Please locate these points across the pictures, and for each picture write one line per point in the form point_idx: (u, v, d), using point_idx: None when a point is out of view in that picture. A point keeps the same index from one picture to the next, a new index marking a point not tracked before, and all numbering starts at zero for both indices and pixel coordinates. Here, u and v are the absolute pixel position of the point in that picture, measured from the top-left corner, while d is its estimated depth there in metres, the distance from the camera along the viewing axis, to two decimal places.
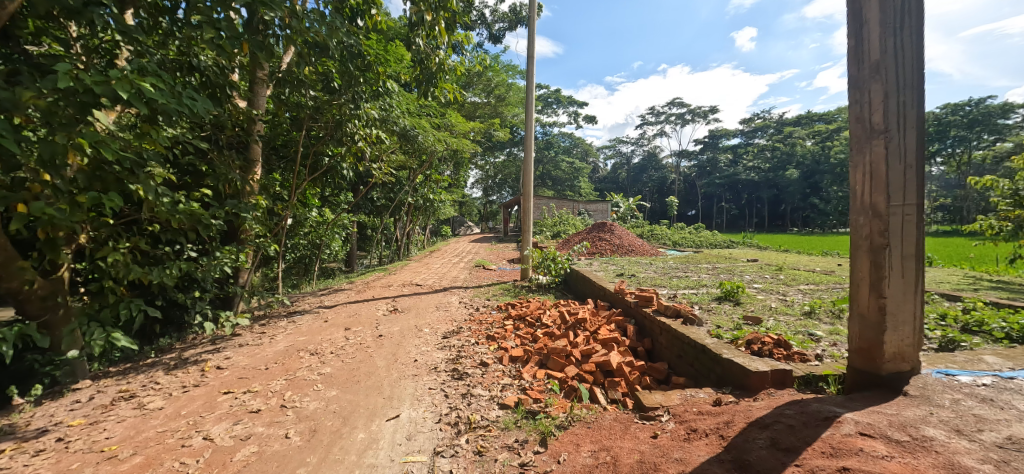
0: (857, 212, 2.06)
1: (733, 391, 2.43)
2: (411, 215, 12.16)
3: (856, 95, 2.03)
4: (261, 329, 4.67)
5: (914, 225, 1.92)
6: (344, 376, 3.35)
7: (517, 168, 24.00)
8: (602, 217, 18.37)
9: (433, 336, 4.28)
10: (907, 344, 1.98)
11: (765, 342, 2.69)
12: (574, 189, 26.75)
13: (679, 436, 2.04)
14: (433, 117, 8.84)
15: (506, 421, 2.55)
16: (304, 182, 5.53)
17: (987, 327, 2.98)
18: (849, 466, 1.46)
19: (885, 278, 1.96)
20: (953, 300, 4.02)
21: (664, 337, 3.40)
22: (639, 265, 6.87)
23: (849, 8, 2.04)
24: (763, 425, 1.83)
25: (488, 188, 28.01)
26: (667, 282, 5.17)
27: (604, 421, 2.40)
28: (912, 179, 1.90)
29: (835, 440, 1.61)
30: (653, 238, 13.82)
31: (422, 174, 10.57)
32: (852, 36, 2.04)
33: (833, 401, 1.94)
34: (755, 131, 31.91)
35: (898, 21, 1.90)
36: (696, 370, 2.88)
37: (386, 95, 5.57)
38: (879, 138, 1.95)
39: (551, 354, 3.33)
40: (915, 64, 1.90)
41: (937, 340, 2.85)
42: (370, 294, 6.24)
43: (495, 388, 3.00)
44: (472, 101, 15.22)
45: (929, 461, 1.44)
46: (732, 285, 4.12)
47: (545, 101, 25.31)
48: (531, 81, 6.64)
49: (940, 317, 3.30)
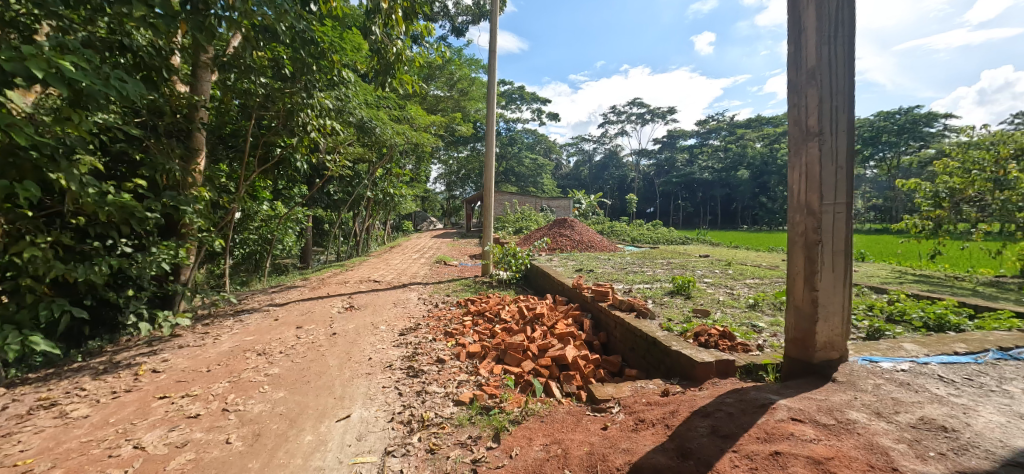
0: (794, 210, 2.18)
1: (681, 382, 2.51)
2: (371, 210, 11.84)
3: (795, 100, 2.15)
4: (204, 329, 4.39)
5: (843, 223, 2.05)
6: (293, 376, 3.21)
7: (481, 164, 23.88)
8: (563, 213, 18.62)
9: (390, 333, 4.19)
10: (836, 334, 2.13)
11: (712, 334, 2.81)
12: (537, 186, 26.98)
13: (627, 426, 2.09)
14: (392, 109, 8.61)
15: (459, 417, 2.53)
16: (254, 173, 5.23)
17: (907, 316, 3.25)
18: (781, 450, 1.54)
19: (817, 272, 2.08)
20: (880, 292, 4.36)
21: (618, 330, 3.48)
22: (598, 261, 6.99)
23: (789, 15, 2.14)
24: (705, 414, 1.91)
25: (451, 183, 27.68)
26: (624, 277, 5.30)
27: (557, 415, 2.42)
28: (843, 180, 2.03)
29: (769, 426, 1.70)
30: (613, 234, 14.19)
31: (381, 167, 10.30)
32: (792, 43, 2.15)
33: (770, 389, 2.05)
34: (711, 133, 33.26)
35: (832, 31, 2.00)
36: (647, 362, 2.97)
37: (342, 85, 5.37)
38: (813, 140, 2.06)
39: (508, 349, 3.35)
40: (846, 72, 2.01)
41: (865, 330, 3.08)
42: (326, 291, 6.02)
43: (451, 384, 2.97)
44: (434, 94, 14.95)
45: (850, 443, 1.54)
46: (684, 280, 4.26)
47: (509, 97, 25.27)
48: (493, 75, 6.59)
49: (868, 308, 3.57)
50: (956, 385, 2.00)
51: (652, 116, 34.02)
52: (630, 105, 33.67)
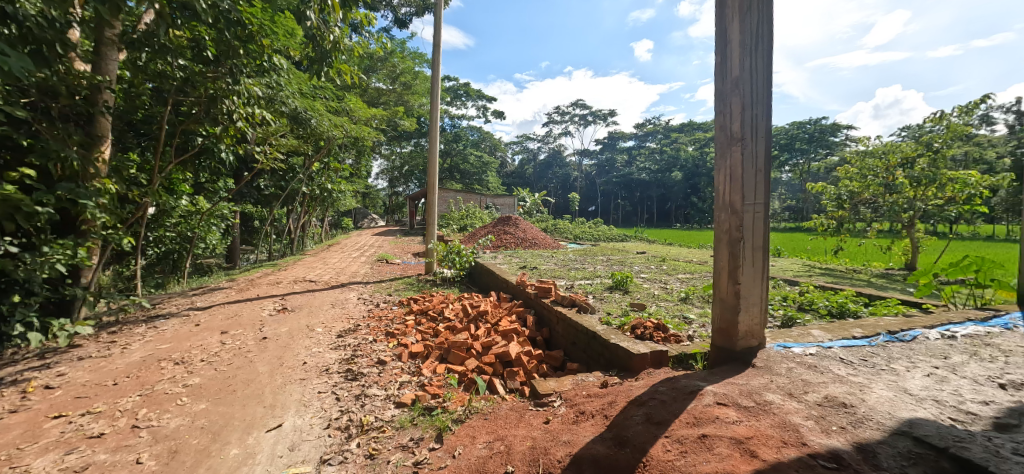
0: (720, 209, 2.33)
1: (618, 373, 2.62)
2: (307, 206, 11.18)
3: (721, 107, 2.30)
4: (110, 338, 3.91)
5: (761, 221, 2.23)
6: (217, 386, 2.95)
7: (425, 160, 23.36)
8: (508, 211, 18.76)
9: (327, 335, 3.99)
10: (755, 323, 2.32)
11: (647, 327, 2.95)
12: (483, 183, 26.92)
13: (568, 418, 2.15)
14: (330, 100, 8.18)
15: (401, 419, 2.47)
16: (170, 164, 4.74)
17: (815, 305, 3.63)
18: (708, 433, 1.65)
19: (740, 267, 2.25)
20: (792, 284, 4.84)
21: (560, 326, 3.56)
22: (542, 258, 7.12)
23: (716, 26, 2.27)
24: (640, 402, 2.00)
25: (394, 179, 26.83)
26: (566, 273, 5.44)
27: (500, 411, 2.43)
28: (761, 182, 2.21)
29: (697, 411, 1.81)
30: (557, 232, 14.51)
31: (318, 161, 9.77)
32: (718, 54, 2.30)
33: (698, 376, 2.19)
34: (648, 135, 35.01)
35: (753, 43, 2.16)
36: (588, 355, 3.07)
37: (273, 70, 5.01)
38: (737, 145, 2.21)
39: (451, 347, 3.32)
40: (764, 82, 2.19)
41: (780, 318, 3.39)
42: (256, 292, 5.60)
43: (392, 386, 2.90)
44: (376, 86, 14.38)
45: (767, 422, 1.68)
46: (622, 275, 4.45)
47: (455, 93, 24.93)
48: (437, 69, 6.47)
49: (783, 298, 3.93)
50: (854, 366, 2.26)
51: (595, 118, 35.15)
52: (574, 106, 34.54)
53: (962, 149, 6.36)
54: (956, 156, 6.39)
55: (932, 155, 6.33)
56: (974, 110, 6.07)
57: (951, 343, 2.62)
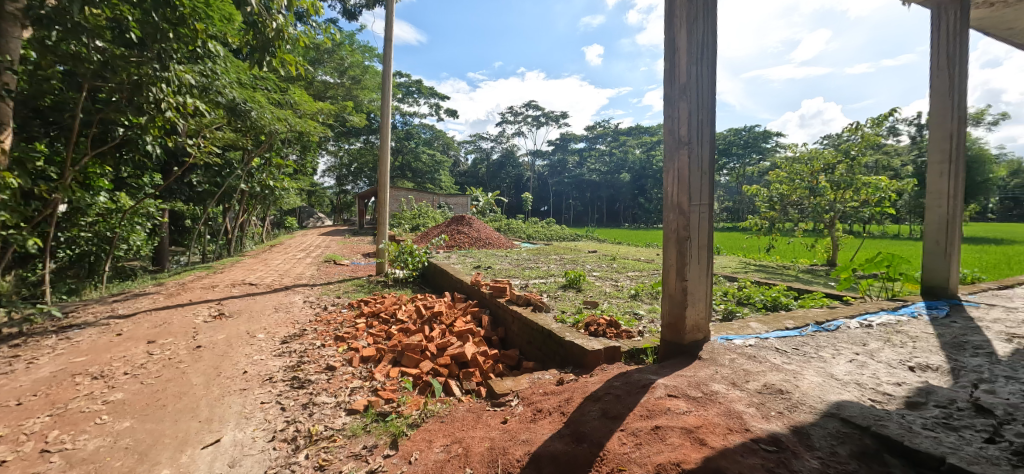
0: (668, 210, 2.44)
1: (574, 370, 2.67)
2: (245, 204, 10.46)
3: (669, 111, 2.40)
4: (11, 352, 3.44)
5: (706, 221, 2.36)
6: (143, 401, 2.68)
7: (374, 157, 22.58)
8: (462, 210, 18.58)
9: (270, 342, 3.75)
10: (700, 317, 2.45)
11: (600, 324, 3.04)
12: (436, 182, 26.45)
13: (526, 417, 2.16)
14: (271, 91, 7.69)
15: (353, 427, 2.37)
16: (85, 156, 4.26)
17: (752, 299, 3.90)
18: (660, 424, 1.72)
19: (687, 264, 2.37)
20: (731, 280, 5.17)
21: (516, 325, 3.58)
22: (496, 257, 7.12)
23: (665, 34, 2.38)
24: (596, 398, 2.05)
25: (341, 177, 25.74)
26: (521, 272, 5.48)
27: (457, 413, 2.41)
28: (706, 183, 2.34)
29: (650, 403, 1.89)
30: (510, 231, 14.57)
31: (258, 156, 9.16)
32: (667, 61, 2.40)
33: (650, 370, 2.28)
34: (599, 138, 36.09)
35: (699, 53, 2.29)
36: (543, 353, 3.11)
37: (206, 56, 4.63)
38: (684, 149, 2.32)
39: (405, 350, 3.25)
40: (709, 90, 2.32)
41: (721, 313, 3.62)
42: (188, 297, 5.16)
43: (343, 393, 2.79)
44: (322, 79, 13.72)
45: (714, 411, 1.78)
46: (575, 274, 4.55)
47: (406, 90, 24.33)
48: (389, 65, 6.27)
49: (724, 294, 4.20)
50: (787, 355, 2.45)
51: (547, 119, 35.69)
52: (527, 107, 34.89)
53: (873, 157, 7.09)
54: (868, 163, 7.11)
55: (848, 161, 7.00)
56: (883, 122, 6.79)
57: (866, 331, 2.92)
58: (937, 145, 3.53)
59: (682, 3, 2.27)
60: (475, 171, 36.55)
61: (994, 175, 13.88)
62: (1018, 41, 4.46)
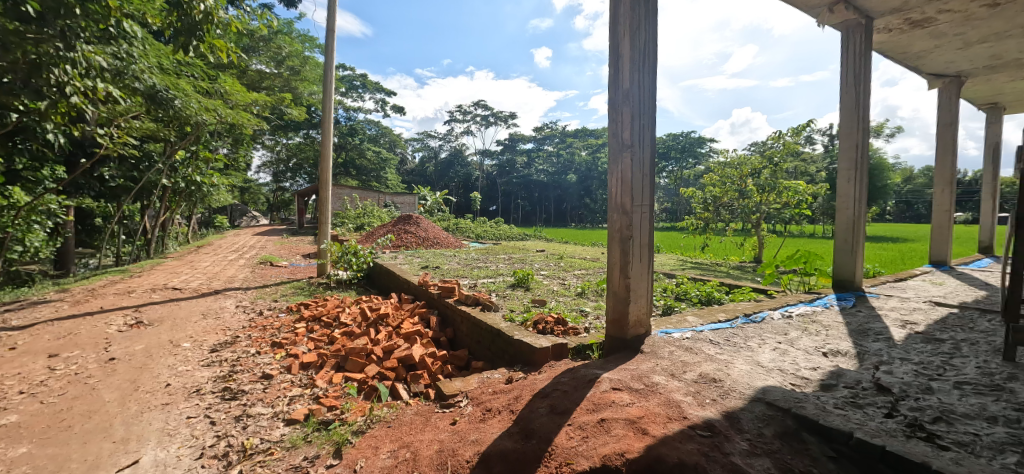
0: (612, 210, 2.53)
1: (522, 368, 2.70)
2: (167, 201, 9.53)
3: (613, 115, 2.49)
4: None
5: (647, 221, 2.47)
6: (41, 423, 2.36)
7: (315, 152, 21.44)
8: (409, 210, 18.13)
9: (197, 351, 3.44)
10: (642, 312, 2.57)
11: (548, 321, 3.09)
12: (381, 180, 25.56)
13: (475, 417, 2.15)
14: (198, 78, 7.08)
15: (292, 438, 2.24)
16: None
17: (689, 295, 4.15)
18: (605, 417, 1.78)
19: (630, 262, 2.47)
20: (670, 277, 5.47)
21: (464, 325, 3.55)
22: (444, 257, 7.03)
23: (609, 40, 2.46)
24: (544, 394, 2.09)
25: (278, 173, 24.19)
26: (470, 272, 5.45)
27: (405, 417, 2.35)
28: (647, 185, 2.45)
29: (596, 397, 1.95)
30: (459, 231, 14.45)
31: (183, 148, 8.40)
32: (612, 67, 2.48)
33: (596, 365, 2.36)
34: (547, 139, 36.77)
35: (641, 61, 2.39)
36: (493, 352, 3.11)
37: (120, 36, 4.16)
38: (627, 151, 2.42)
39: (349, 355, 3.12)
40: (649, 96, 2.43)
41: (661, 308, 3.82)
42: (98, 304, 4.62)
43: (280, 403, 2.63)
44: (256, 68, 12.81)
45: (655, 402, 1.87)
46: (524, 273, 4.59)
47: (350, 83, 23.35)
48: (331, 56, 5.98)
49: (663, 290, 4.43)
50: (720, 346, 2.63)
51: (497, 119, 35.78)
52: (477, 106, 34.76)
53: (793, 163, 7.79)
54: (788, 169, 7.81)
55: (772, 167, 7.65)
56: (801, 131, 7.47)
57: (787, 321, 3.20)
58: (846, 153, 3.94)
59: (625, 11, 2.35)
60: (423, 169, 35.82)
61: (889, 181, 15.74)
62: (909, 65, 5.09)
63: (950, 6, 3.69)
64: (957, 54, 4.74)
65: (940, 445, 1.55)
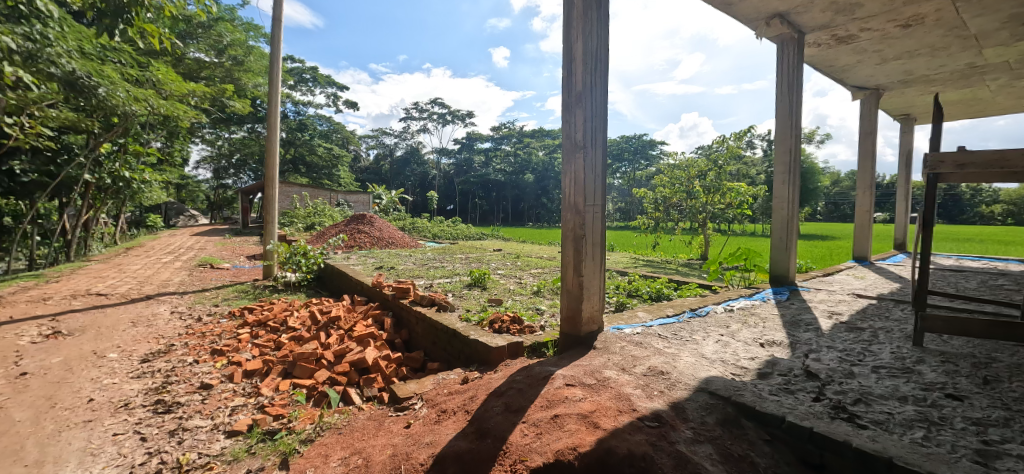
0: (566, 209, 2.57)
1: (478, 368, 2.69)
2: (90, 198, 8.66)
3: (567, 117, 2.53)
4: None
5: (599, 220, 2.54)
6: None
7: (261, 148, 20.26)
8: (363, 209, 17.57)
9: (126, 361, 3.16)
10: (595, 309, 2.64)
11: (504, 320, 3.10)
12: (333, 178, 24.54)
13: (430, 419, 2.12)
14: (125, 65, 6.50)
15: (233, 452, 2.11)
16: None
17: (640, 291, 4.30)
18: (559, 413, 1.80)
19: (583, 261, 2.52)
20: (623, 274, 5.66)
21: (420, 326, 3.49)
22: (399, 257, 6.87)
23: (563, 42, 2.49)
24: (499, 393, 2.10)
25: (220, 169, 22.66)
26: (426, 272, 5.37)
27: (357, 423, 2.28)
28: (599, 186, 2.51)
29: (550, 393, 1.98)
30: (414, 231, 14.19)
31: (108, 141, 7.68)
32: (565, 69, 2.52)
33: (550, 362, 2.39)
34: (505, 139, 36.89)
35: (592, 64, 2.45)
36: (448, 353, 3.08)
37: (30, 13, 3.74)
38: (580, 152, 2.47)
39: (297, 360, 2.98)
40: (601, 99, 2.49)
41: (614, 304, 3.94)
42: (5, 314, 4.13)
43: (221, 414, 2.47)
44: (195, 57, 11.82)
45: (606, 395, 1.92)
46: (480, 272, 4.58)
47: (299, 76, 22.29)
48: (277, 47, 5.69)
49: (617, 287, 4.57)
50: (667, 339, 2.75)
51: (454, 118, 35.44)
52: (435, 104, 34.28)
53: (735, 166, 8.28)
54: (732, 171, 8.28)
55: (717, 169, 8.10)
56: (743, 136, 7.95)
57: (729, 314, 3.40)
58: (781, 157, 4.23)
59: (578, 14, 2.40)
60: (378, 167, 34.83)
61: (818, 184, 17.08)
62: (836, 77, 5.54)
63: (870, 25, 4.05)
64: (875, 69, 5.22)
65: (859, 424, 1.70)
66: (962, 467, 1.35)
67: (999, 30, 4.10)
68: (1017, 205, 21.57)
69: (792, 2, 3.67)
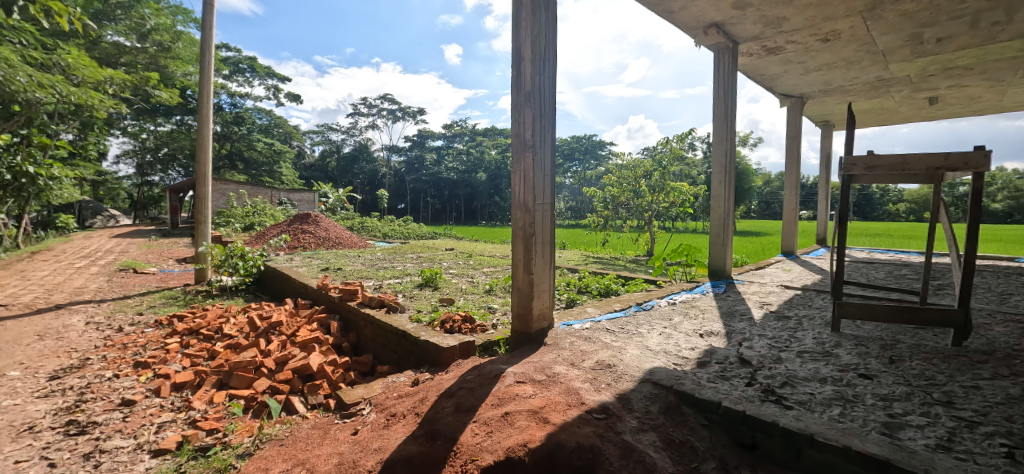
0: (516, 208, 2.58)
1: (429, 369, 2.65)
2: None
3: (516, 116, 2.54)
4: None
5: (548, 218, 2.58)
6: None
7: (191, 142, 18.70)
8: (307, 208, 16.72)
9: (29, 379, 2.81)
10: (545, 306, 2.68)
11: (456, 320, 3.07)
12: (274, 176, 22.83)
13: (379, 424, 2.06)
14: (25, 46, 5.78)
15: (159, 472, 1.93)
16: None
17: (590, 288, 4.42)
18: (510, 410, 1.81)
19: (533, 259, 2.55)
20: (573, 271, 5.79)
21: (368, 328, 3.38)
22: (347, 258, 6.62)
23: (512, 41, 2.50)
24: (450, 394, 2.08)
25: (143, 165, 20.69)
26: (375, 273, 5.21)
27: (300, 433, 2.18)
28: (547, 184, 2.55)
29: (500, 391, 1.98)
30: (363, 230, 13.72)
31: (4, 130, 6.78)
32: (514, 68, 2.53)
33: (501, 360, 2.40)
34: (459, 137, 36.57)
35: (541, 64, 2.48)
36: (398, 355, 3.01)
37: None
38: (529, 151, 2.49)
39: (234, 369, 2.79)
40: (549, 99, 2.54)
41: (564, 301, 4.02)
42: None
43: (146, 432, 2.26)
44: (111, 40, 11.02)
45: (556, 391, 1.96)
46: (432, 272, 4.52)
47: (235, 66, 20.83)
48: (209, 34, 5.29)
49: (567, 284, 4.67)
50: (615, 333, 2.85)
51: (406, 114, 34.62)
52: (385, 100, 33.28)
53: (678, 166, 8.72)
54: (675, 171, 8.72)
55: (661, 170, 8.50)
56: (685, 138, 8.38)
57: (672, 308, 3.57)
58: (718, 159, 4.51)
59: (526, 14, 2.42)
60: (325, 164, 33.29)
61: (751, 184, 18.32)
62: (766, 85, 5.98)
63: (794, 38, 4.41)
64: (800, 79, 5.69)
65: (785, 405, 1.85)
66: (872, 439, 1.51)
67: (901, 47, 4.60)
68: (916, 203, 24.38)
69: (727, 13, 3.91)
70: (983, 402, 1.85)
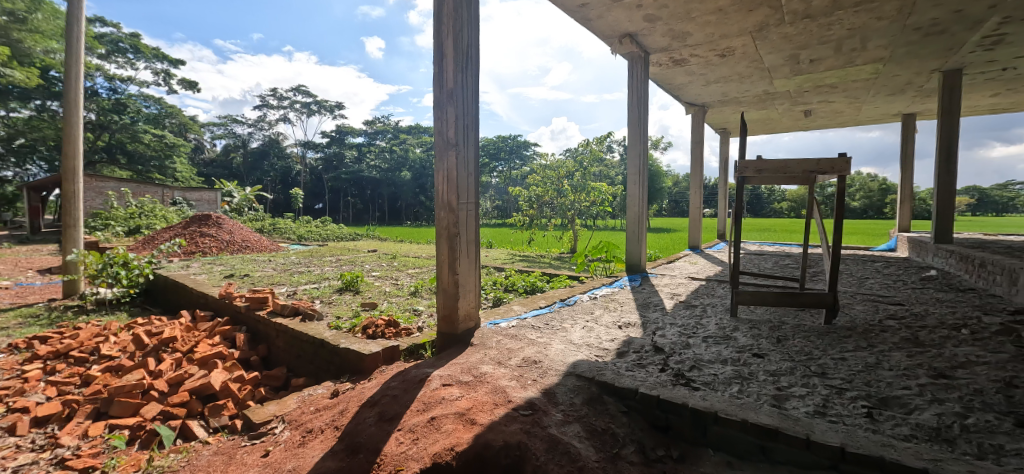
0: (439, 207, 2.54)
1: (350, 378, 2.52)
2: None
3: (438, 114, 2.50)
4: None
5: (472, 218, 2.56)
6: None
7: (56, 131, 15.86)
8: (208, 208, 15.01)
9: None
10: (470, 306, 2.67)
11: (378, 325, 2.95)
12: (165, 172, 20.19)
13: (293, 442, 1.91)
14: None
15: None
16: None
17: (516, 286, 4.49)
18: (436, 415, 1.78)
19: (458, 259, 2.53)
20: (500, 270, 5.84)
21: (281, 339, 3.12)
22: (255, 263, 6.06)
23: (434, 37, 2.45)
24: (372, 403, 1.99)
25: None
26: (287, 278, 4.83)
27: (199, 462, 1.95)
28: (471, 183, 2.55)
29: (426, 396, 1.94)
30: (276, 232, 12.69)
31: None
32: (436, 65, 2.48)
33: (427, 363, 2.35)
34: (383, 134, 35.22)
35: (463, 62, 2.46)
36: (316, 366, 2.82)
37: None
38: (452, 150, 2.46)
39: (116, 395, 2.41)
40: (472, 98, 2.53)
41: (491, 300, 4.04)
42: None
43: None
44: None
45: (483, 391, 1.96)
46: (353, 275, 4.29)
47: (113, 45, 18.07)
48: (76, 6, 4.53)
49: (494, 283, 4.70)
50: (540, 330, 2.93)
51: (325, 108, 32.56)
52: (301, 92, 30.98)
53: (598, 168, 9.17)
54: (595, 172, 9.15)
55: (583, 170, 8.87)
56: (604, 141, 8.84)
57: (593, 302, 3.75)
58: (633, 161, 4.82)
59: (448, 11, 2.39)
60: (230, 160, 30.09)
61: (662, 184, 19.83)
62: (675, 93, 6.51)
63: (696, 52, 4.84)
64: (703, 89, 6.26)
65: (694, 387, 2.03)
66: (764, 411, 1.71)
67: (783, 65, 5.25)
68: (795, 202, 28.06)
69: (639, 25, 4.19)
70: (848, 371, 2.18)
